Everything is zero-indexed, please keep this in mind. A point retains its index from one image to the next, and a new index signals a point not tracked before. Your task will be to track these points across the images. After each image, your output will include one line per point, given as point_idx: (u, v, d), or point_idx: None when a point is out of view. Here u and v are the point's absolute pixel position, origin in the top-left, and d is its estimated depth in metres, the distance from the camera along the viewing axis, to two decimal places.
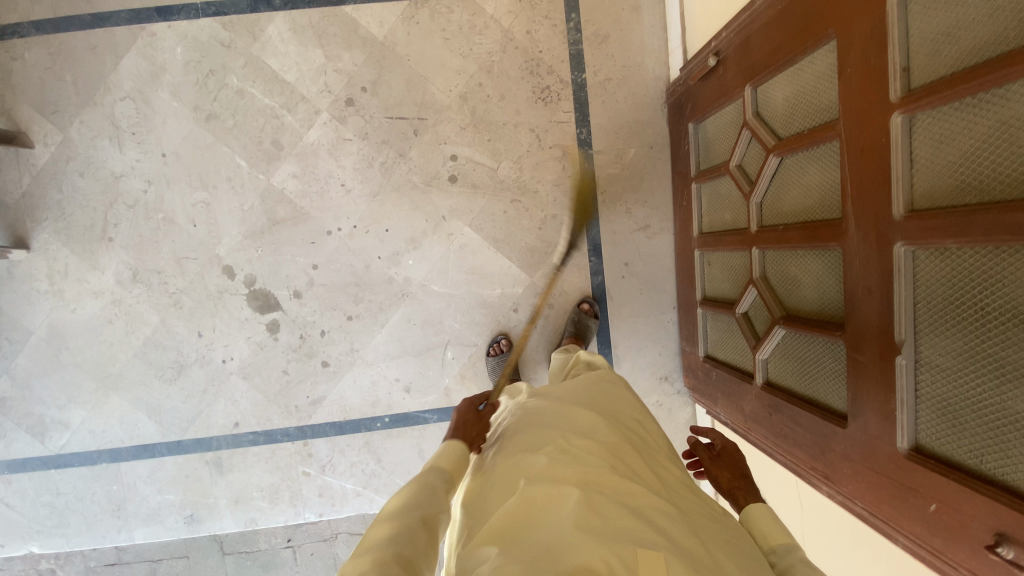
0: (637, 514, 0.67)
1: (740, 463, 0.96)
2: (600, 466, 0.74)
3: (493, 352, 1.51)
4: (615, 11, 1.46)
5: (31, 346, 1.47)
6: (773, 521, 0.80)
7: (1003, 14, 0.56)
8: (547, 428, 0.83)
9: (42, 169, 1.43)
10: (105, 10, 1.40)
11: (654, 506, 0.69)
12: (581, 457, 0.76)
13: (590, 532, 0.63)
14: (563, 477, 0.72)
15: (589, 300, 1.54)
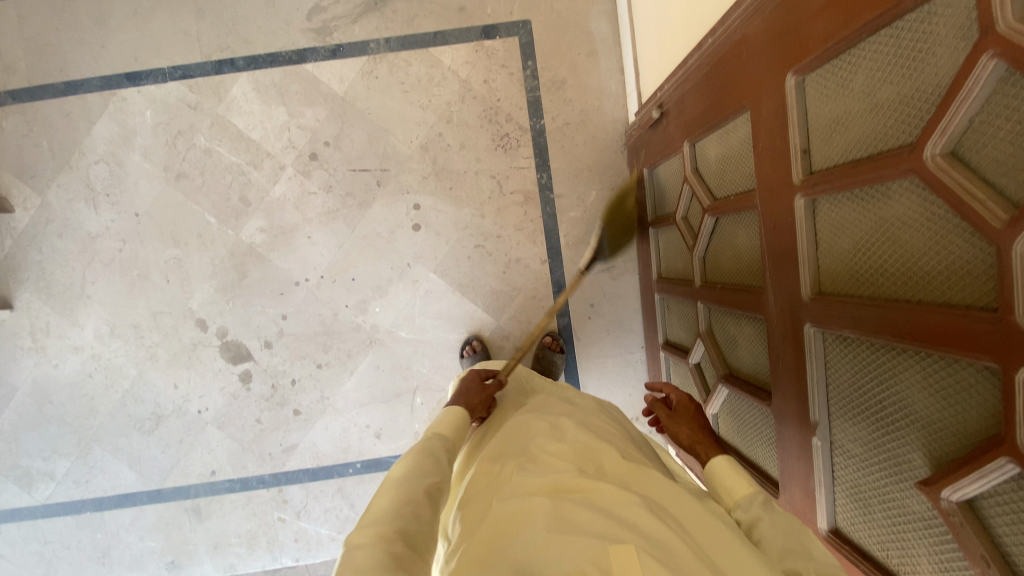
0: (608, 515, 0.63)
1: (700, 414, 0.88)
2: (568, 470, 0.71)
3: (466, 353, 1.51)
4: (571, 57, 1.47)
5: (16, 401, 1.53)
6: (736, 474, 0.73)
7: (880, 111, 0.55)
8: (515, 440, 0.80)
9: (22, 232, 1.49)
10: (78, 78, 1.47)
11: (627, 502, 0.65)
12: (549, 465, 0.73)
13: (563, 537, 0.60)
14: (533, 488, 0.68)
15: (552, 334, 1.53)
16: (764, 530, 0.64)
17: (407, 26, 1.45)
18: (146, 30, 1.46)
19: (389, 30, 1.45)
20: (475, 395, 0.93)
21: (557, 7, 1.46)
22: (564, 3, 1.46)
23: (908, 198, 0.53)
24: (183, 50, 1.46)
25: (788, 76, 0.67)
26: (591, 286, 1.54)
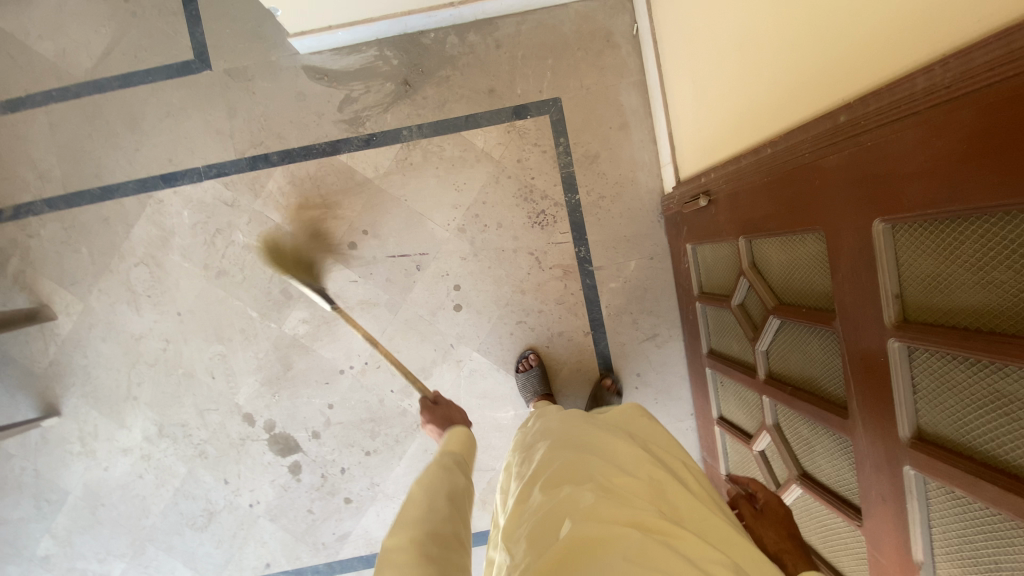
0: (695, 565, 0.59)
1: (790, 520, 0.81)
2: (647, 509, 0.67)
3: (522, 368, 1.50)
4: (602, 131, 1.48)
5: (69, 506, 1.53)
6: None
7: (996, 292, 0.55)
8: (582, 460, 0.75)
9: (66, 338, 1.49)
10: (113, 182, 1.47)
11: (712, 555, 0.61)
12: (623, 495, 0.69)
13: None
14: (613, 519, 0.64)
15: (611, 375, 1.50)
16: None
17: (438, 111, 1.47)
18: (178, 130, 1.46)
19: (421, 116, 1.47)
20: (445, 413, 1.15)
21: (586, 83, 1.46)
22: (593, 78, 1.46)
23: None
24: (217, 148, 1.46)
25: (876, 220, 0.67)
26: (636, 356, 1.53)
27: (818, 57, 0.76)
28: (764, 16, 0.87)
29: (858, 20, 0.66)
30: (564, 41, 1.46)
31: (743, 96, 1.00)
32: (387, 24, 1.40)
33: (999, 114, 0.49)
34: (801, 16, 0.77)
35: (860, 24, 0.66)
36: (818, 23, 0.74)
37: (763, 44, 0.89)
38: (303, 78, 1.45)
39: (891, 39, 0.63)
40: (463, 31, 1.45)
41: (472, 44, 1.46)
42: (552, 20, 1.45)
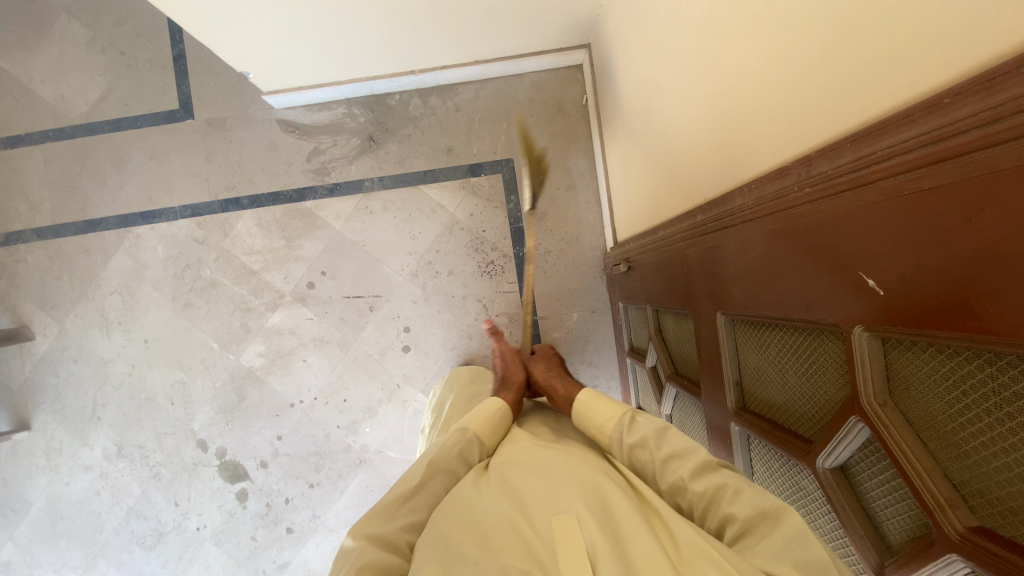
0: (546, 475, 0.73)
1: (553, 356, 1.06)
2: (524, 444, 0.82)
3: None
4: (550, 191, 1.58)
5: (30, 517, 1.60)
6: (599, 399, 0.83)
7: (791, 393, 0.61)
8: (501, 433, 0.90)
9: (41, 358, 1.60)
10: (97, 216, 1.59)
11: (563, 465, 0.75)
12: (513, 451, 0.80)
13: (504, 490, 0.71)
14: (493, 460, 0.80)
15: None
16: (762, 534, 0.57)
17: (399, 165, 1.58)
18: (160, 172, 1.59)
19: (382, 170, 1.58)
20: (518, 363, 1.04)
21: (538, 146, 1.57)
22: (544, 142, 1.57)
23: (815, 484, 0.58)
24: (194, 190, 1.58)
25: (717, 313, 0.73)
26: None
27: (701, 162, 0.84)
28: (671, 116, 0.96)
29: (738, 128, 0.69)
30: (518, 108, 1.57)
31: (662, 175, 1.05)
32: (354, 86, 1.52)
33: (774, 241, 0.57)
34: (692, 123, 0.86)
35: (722, 140, 0.75)
36: (702, 132, 0.82)
37: (676, 135, 0.94)
38: (276, 130, 1.58)
39: (739, 158, 0.70)
40: (426, 95, 1.57)
41: (433, 106, 1.57)
42: (508, 88, 1.57)
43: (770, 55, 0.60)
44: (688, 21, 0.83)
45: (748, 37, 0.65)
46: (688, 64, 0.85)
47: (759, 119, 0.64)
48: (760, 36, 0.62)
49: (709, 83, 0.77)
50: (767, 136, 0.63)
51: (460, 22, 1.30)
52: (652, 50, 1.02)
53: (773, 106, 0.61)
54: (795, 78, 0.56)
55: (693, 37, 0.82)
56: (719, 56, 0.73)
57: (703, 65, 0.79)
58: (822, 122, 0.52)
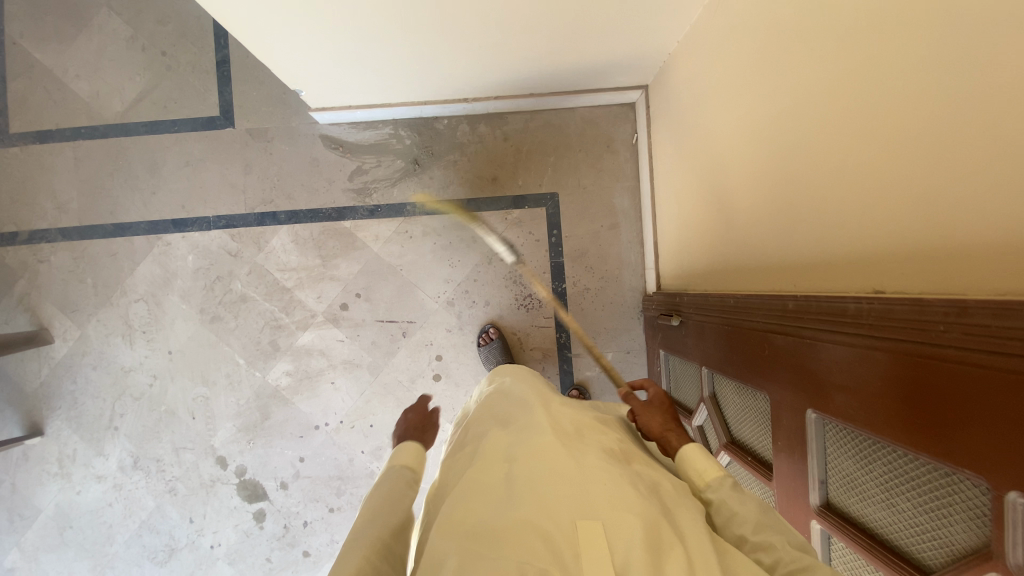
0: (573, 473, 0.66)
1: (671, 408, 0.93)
2: (541, 428, 0.74)
3: None
4: (593, 228, 1.55)
5: (39, 524, 1.55)
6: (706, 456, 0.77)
7: (898, 513, 0.61)
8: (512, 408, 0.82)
9: (59, 362, 1.55)
10: (126, 221, 1.54)
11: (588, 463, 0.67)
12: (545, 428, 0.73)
13: (525, 486, 0.64)
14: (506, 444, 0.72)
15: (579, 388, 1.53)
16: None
17: (442, 192, 1.55)
18: (195, 179, 1.54)
19: (426, 195, 1.55)
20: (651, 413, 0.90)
21: (584, 182, 1.55)
22: (591, 178, 1.55)
23: None
24: (229, 201, 1.54)
25: (808, 411, 0.72)
26: None
27: (788, 243, 0.83)
28: (749, 186, 0.94)
29: (849, 225, 0.68)
30: (567, 142, 1.55)
31: (730, 236, 1.04)
32: (404, 109, 1.49)
33: (902, 369, 0.56)
34: (778, 205, 0.85)
35: (823, 230, 0.74)
36: (793, 217, 0.81)
37: (755, 203, 0.92)
38: (319, 146, 1.54)
39: (847, 260, 0.70)
40: (475, 121, 1.55)
41: (482, 133, 1.55)
42: (558, 121, 1.55)
43: (899, 175, 0.59)
44: (782, 105, 0.81)
45: (867, 148, 0.64)
46: (777, 146, 0.84)
47: (879, 232, 0.63)
48: (886, 152, 0.61)
49: (808, 174, 0.76)
50: (890, 253, 0.62)
51: (526, 58, 1.27)
52: (729, 116, 1.00)
53: (901, 226, 0.60)
54: (937, 210, 0.55)
55: (789, 122, 0.80)
56: (824, 153, 0.72)
57: (800, 154, 0.78)
58: (977, 265, 0.51)
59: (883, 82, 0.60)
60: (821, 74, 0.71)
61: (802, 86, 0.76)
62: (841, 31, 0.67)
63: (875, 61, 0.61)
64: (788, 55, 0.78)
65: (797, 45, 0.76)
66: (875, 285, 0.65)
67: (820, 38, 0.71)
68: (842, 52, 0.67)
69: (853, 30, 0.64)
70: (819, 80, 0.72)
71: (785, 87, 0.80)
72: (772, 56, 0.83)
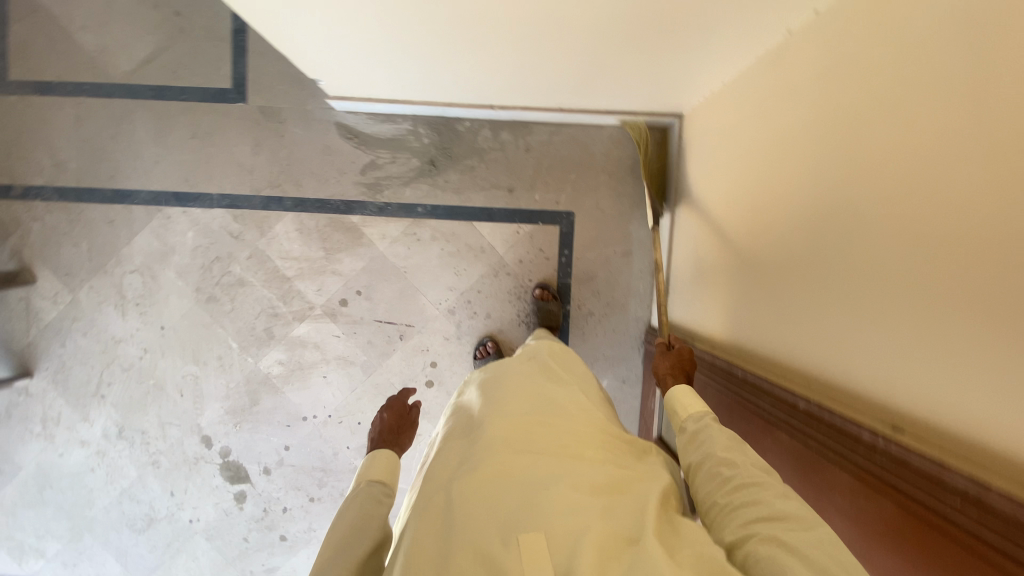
0: (525, 485, 0.67)
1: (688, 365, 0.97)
2: (495, 441, 0.75)
3: None
4: (606, 253, 1.51)
5: (19, 480, 1.56)
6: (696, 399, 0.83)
7: None
8: (474, 424, 0.82)
9: (49, 324, 1.52)
10: (126, 188, 1.48)
11: (540, 474, 0.68)
12: (493, 443, 0.74)
13: (477, 505, 0.65)
14: (463, 467, 0.73)
15: None
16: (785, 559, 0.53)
17: (455, 197, 1.50)
18: (200, 154, 1.48)
19: (438, 198, 1.50)
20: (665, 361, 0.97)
21: (603, 204, 1.50)
22: (610, 202, 1.50)
23: None
24: (235, 180, 1.48)
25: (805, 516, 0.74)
26: None
27: (809, 337, 0.81)
28: (777, 262, 0.91)
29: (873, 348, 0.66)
30: (590, 160, 1.49)
31: (747, 302, 1.01)
32: (426, 107, 1.43)
33: (913, 526, 0.57)
34: (806, 299, 0.82)
35: (847, 340, 0.71)
36: (818, 314, 0.78)
37: (780, 282, 0.89)
38: (332, 134, 1.48)
39: (867, 382, 0.67)
40: (498, 128, 1.49)
41: (504, 141, 1.49)
42: (584, 138, 1.49)
43: (941, 327, 0.56)
44: (828, 200, 0.77)
45: (912, 279, 0.60)
46: (815, 241, 0.80)
47: (903, 372, 0.62)
48: (926, 298, 0.59)
49: (840, 279, 0.73)
50: (917, 394, 0.59)
51: (555, 77, 1.21)
52: (768, 187, 0.95)
53: (933, 373, 0.57)
54: (969, 380, 0.53)
55: (830, 220, 0.76)
56: (864, 266, 0.68)
57: (837, 254, 0.74)
58: (1006, 453, 0.49)
59: (944, 220, 0.57)
60: (876, 185, 0.67)
61: (853, 189, 0.71)
62: (908, 147, 0.62)
63: (940, 196, 0.57)
64: (845, 151, 0.74)
65: (856, 143, 0.72)
66: (893, 418, 0.63)
67: (884, 147, 0.66)
68: (904, 171, 0.63)
69: (924, 155, 0.60)
70: (873, 187, 0.68)
71: (836, 183, 0.75)
72: (828, 143, 0.78)
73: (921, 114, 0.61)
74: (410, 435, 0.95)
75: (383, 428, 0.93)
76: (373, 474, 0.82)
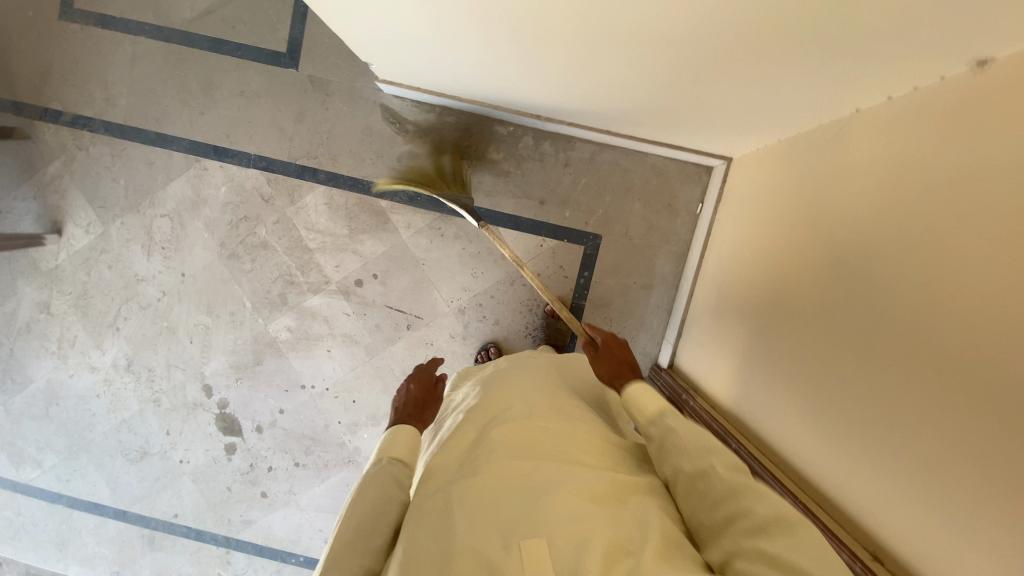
0: (526, 490, 0.65)
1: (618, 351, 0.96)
2: (497, 443, 0.74)
3: None
4: (625, 282, 1.49)
5: (29, 392, 1.64)
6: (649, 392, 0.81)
7: None
8: (483, 422, 0.82)
9: (78, 251, 1.57)
10: (170, 133, 1.51)
11: (544, 478, 0.67)
12: (496, 446, 0.73)
13: (478, 506, 0.64)
14: (466, 464, 0.72)
15: None
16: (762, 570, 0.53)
17: (486, 200, 1.49)
18: (245, 112, 1.49)
19: None
20: (602, 360, 0.95)
21: (632, 232, 1.48)
22: (640, 232, 1.48)
23: None
24: (274, 144, 1.50)
25: None
26: None
27: (812, 437, 0.84)
28: (791, 350, 0.92)
29: (874, 475, 0.70)
30: (627, 187, 1.46)
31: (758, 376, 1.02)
32: (472, 106, 1.42)
33: None
34: (818, 396, 0.83)
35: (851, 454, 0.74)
36: (824, 419, 0.81)
37: (791, 372, 0.91)
38: (377, 116, 1.48)
39: (860, 506, 0.72)
40: (541, 138, 1.47)
41: (544, 152, 1.47)
42: (625, 163, 1.46)
43: (940, 481, 0.60)
44: (859, 310, 0.77)
45: (922, 425, 0.63)
46: (841, 345, 0.79)
47: (900, 508, 0.65)
48: (931, 447, 0.61)
49: (850, 394, 0.75)
50: (904, 539, 0.64)
51: (601, 101, 1.18)
52: (803, 268, 0.93)
53: (920, 527, 0.62)
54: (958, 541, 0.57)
55: (851, 330, 0.77)
56: (882, 397, 0.69)
57: (851, 369, 0.76)
58: None
59: (963, 390, 0.58)
60: (910, 320, 0.67)
61: (890, 313, 0.70)
62: (955, 304, 0.61)
63: (977, 373, 0.57)
64: (893, 268, 0.72)
65: (906, 265, 0.69)
66: (874, 548, 0.68)
67: (915, 280, 0.67)
68: (948, 324, 0.61)
69: (954, 306, 0.61)
70: (898, 315, 0.69)
71: (875, 296, 0.74)
72: (870, 245, 0.77)
73: (979, 274, 0.58)
74: (434, 410, 0.95)
75: (408, 400, 0.94)
76: (395, 451, 0.79)
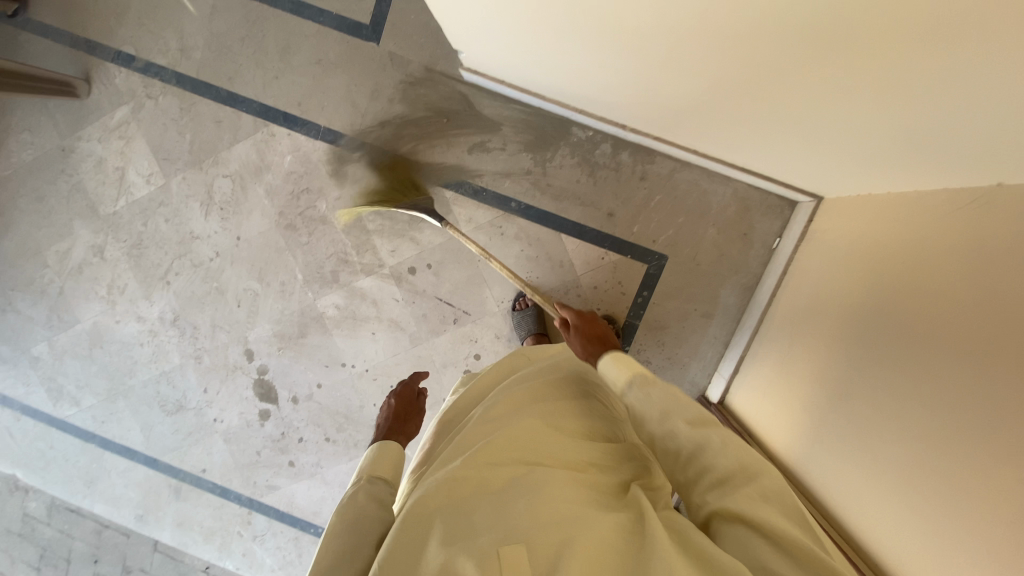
0: (499, 501, 0.63)
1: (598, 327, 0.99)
2: (474, 454, 0.71)
3: None
4: (684, 308, 1.45)
5: (75, 331, 1.65)
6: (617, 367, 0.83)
7: None
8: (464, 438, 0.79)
9: (137, 201, 1.56)
10: (241, 93, 1.48)
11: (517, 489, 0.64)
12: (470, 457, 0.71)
13: (451, 521, 0.61)
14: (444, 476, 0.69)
15: None
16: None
17: (553, 204, 1.45)
18: (320, 82, 1.45)
19: (535, 199, 1.45)
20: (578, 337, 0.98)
21: (700, 258, 1.43)
22: (709, 259, 1.43)
23: None
24: (345, 119, 1.46)
25: None
26: None
27: (899, 512, 0.80)
28: (878, 419, 0.88)
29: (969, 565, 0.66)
30: (703, 210, 1.41)
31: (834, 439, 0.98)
32: (555, 106, 1.36)
33: None
34: (886, 460, 0.84)
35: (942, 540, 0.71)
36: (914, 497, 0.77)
37: (877, 441, 0.87)
38: (454, 103, 1.43)
39: None
40: (620, 147, 1.41)
41: (621, 162, 1.42)
42: (705, 184, 1.40)
43: None
44: (958, 395, 0.74)
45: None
46: (936, 424, 0.76)
47: None
48: None
49: (946, 478, 0.72)
50: None
51: (698, 116, 1.11)
52: (889, 334, 0.91)
53: None
54: None
55: (951, 411, 0.74)
56: (984, 480, 0.66)
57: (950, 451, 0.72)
58: None
59: None
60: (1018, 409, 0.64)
61: (992, 400, 0.68)
62: None
63: None
64: (987, 359, 0.70)
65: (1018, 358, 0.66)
66: None
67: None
68: None
69: None
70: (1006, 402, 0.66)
71: (964, 385, 0.73)
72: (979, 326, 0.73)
73: None
74: (415, 423, 0.98)
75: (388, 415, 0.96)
76: (377, 470, 0.77)
